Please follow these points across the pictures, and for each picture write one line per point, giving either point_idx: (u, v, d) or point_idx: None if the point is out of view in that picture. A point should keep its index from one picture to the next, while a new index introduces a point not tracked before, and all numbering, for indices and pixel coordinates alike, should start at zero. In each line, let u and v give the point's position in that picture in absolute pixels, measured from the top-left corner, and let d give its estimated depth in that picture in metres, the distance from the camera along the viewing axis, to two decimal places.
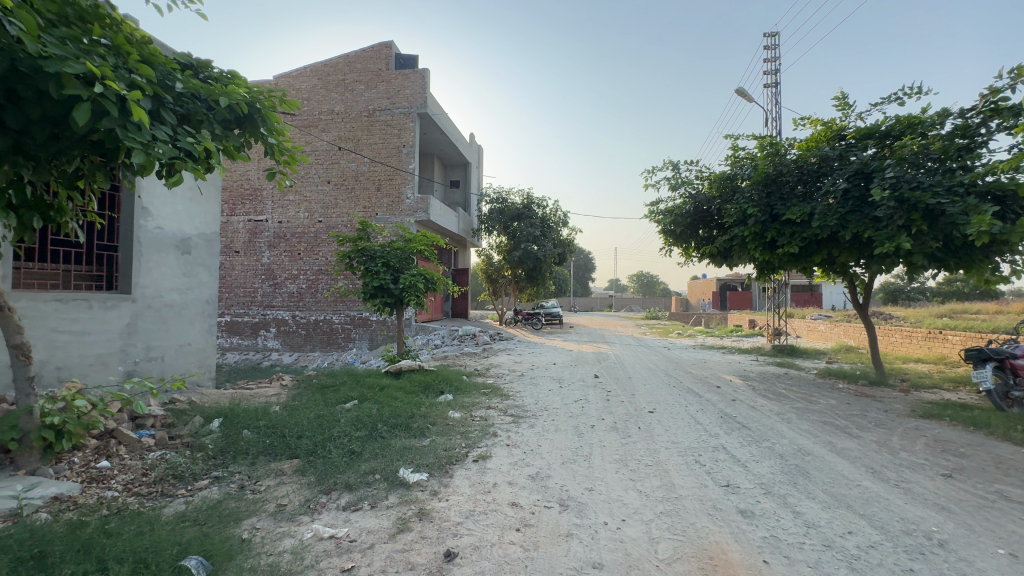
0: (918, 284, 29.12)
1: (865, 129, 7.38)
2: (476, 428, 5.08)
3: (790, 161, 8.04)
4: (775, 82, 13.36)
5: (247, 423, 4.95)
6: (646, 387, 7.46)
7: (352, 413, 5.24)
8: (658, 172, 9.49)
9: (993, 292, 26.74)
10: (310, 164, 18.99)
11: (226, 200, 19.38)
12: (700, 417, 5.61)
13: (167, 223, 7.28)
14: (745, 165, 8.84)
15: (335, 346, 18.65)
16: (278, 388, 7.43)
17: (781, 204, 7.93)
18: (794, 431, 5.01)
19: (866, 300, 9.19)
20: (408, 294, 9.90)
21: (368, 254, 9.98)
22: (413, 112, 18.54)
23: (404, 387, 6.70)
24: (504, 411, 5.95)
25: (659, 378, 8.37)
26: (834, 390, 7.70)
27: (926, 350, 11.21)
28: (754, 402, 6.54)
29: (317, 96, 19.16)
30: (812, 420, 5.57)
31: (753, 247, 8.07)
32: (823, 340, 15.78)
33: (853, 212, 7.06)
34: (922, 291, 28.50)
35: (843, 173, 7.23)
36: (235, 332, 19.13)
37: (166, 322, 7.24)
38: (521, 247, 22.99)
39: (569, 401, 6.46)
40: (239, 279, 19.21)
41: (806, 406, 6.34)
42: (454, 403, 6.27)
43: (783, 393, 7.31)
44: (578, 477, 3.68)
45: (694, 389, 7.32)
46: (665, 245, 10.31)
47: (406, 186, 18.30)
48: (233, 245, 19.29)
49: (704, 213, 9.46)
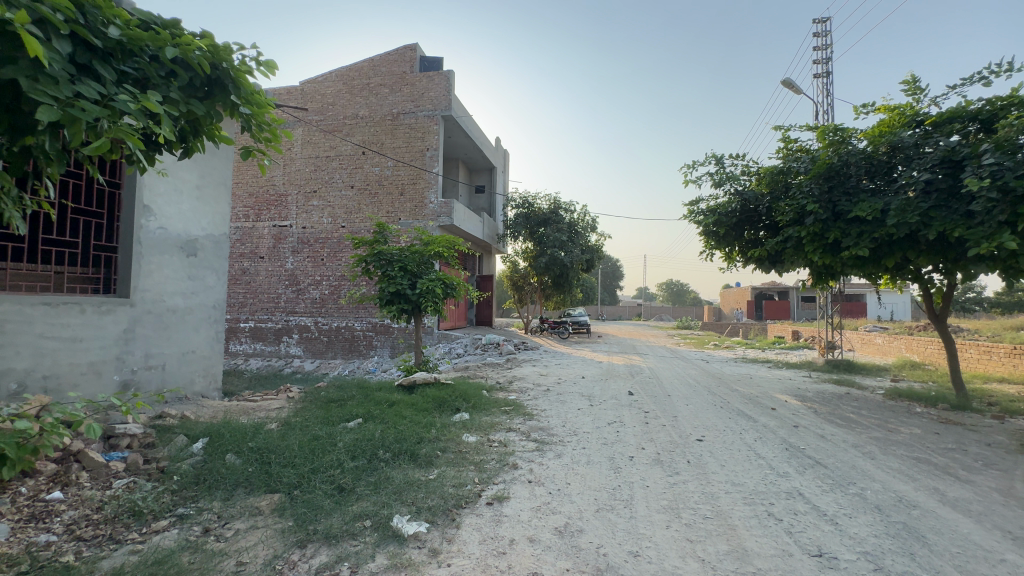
0: (975, 294, 26.94)
1: (947, 112, 6.37)
2: (493, 458, 4.33)
3: (855, 151, 7.06)
4: (826, 72, 12.25)
5: (231, 445, 4.34)
6: (689, 408, 6.57)
7: (353, 436, 4.59)
8: (699, 167, 8.60)
9: None
10: (334, 169, 18.81)
11: (252, 206, 19.41)
12: (760, 448, 4.71)
13: (172, 223, 6.89)
14: (801, 158, 7.87)
15: (357, 354, 18.29)
16: (283, 401, 6.87)
17: (845, 199, 6.94)
18: (886, 473, 4.04)
19: (943, 311, 8.03)
20: (426, 300, 9.24)
21: (385, 258, 9.41)
22: (437, 115, 18.14)
23: (415, 404, 6.02)
24: (527, 435, 5.18)
25: (703, 397, 7.41)
26: (913, 416, 6.60)
27: (1010, 369, 9.88)
28: (823, 429, 5.57)
29: (342, 101, 19.06)
30: (900, 455, 4.60)
31: (811, 249, 7.11)
32: (882, 355, 14.44)
33: (939, 207, 6.04)
34: (980, 301, 26.35)
35: (923, 163, 6.21)
36: (259, 338, 19.04)
37: (168, 329, 6.83)
38: (547, 253, 22.21)
39: (602, 424, 5.63)
40: (264, 284, 19.14)
41: (886, 436, 5.33)
42: (470, 423, 5.56)
43: (853, 418, 6.27)
44: (619, 534, 2.89)
45: (745, 412, 6.37)
46: (706, 248, 9.38)
47: (429, 190, 17.85)
48: (258, 250, 19.26)
49: (751, 213, 8.52)
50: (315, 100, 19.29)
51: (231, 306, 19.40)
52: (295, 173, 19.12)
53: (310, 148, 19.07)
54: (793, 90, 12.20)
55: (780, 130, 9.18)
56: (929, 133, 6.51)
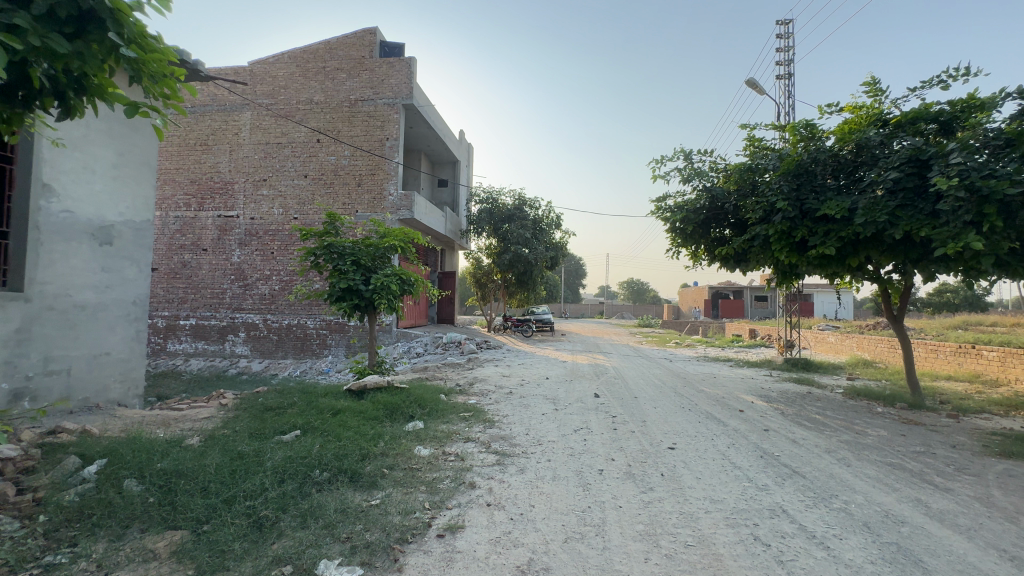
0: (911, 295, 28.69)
1: (913, 112, 6.34)
2: (447, 475, 3.83)
3: (822, 150, 6.99)
4: (788, 74, 12.39)
5: (134, 466, 3.65)
6: (657, 411, 6.29)
7: (285, 452, 3.98)
8: (667, 162, 8.36)
9: (982, 302, 26.50)
10: (286, 157, 17.68)
11: (194, 194, 18.02)
12: (734, 456, 4.43)
13: (81, 206, 5.98)
14: (770, 156, 7.77)
15: (309, 353, 17.29)
16: (214, 409, 6.10)
17: (813, 197, 6.86)
18: (866, 483, 3.83)
19: (900, 311, 8.13)
20: (380, 297, 8.59)
21: (336, 251, 8.70)
22: (397, 103, 17.32)
23: (364, 412, 5.44)
24: (487, 445, 4.72)
25: (670, 399, 7.16)
26: (876, 417, 6.57)
27: (955, 367, 10.25)
28: (793, 432, 5.39)
29: (295, 84, 17.92)
30: (874, 461, 4.44)
31: (779, 248, 6.98)
32: (835, 353, 14.88)
33: (904, 207, 6.01)
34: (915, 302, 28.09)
35: (888, 162, 6.17)
36: (201, 336, 17.68)
37: (74, 327, 5.92)
38: (511, 249, 21.79)
39: (568, 432, 5.23)
40: (207, 278, 17.80)
41: (856, 439, 5.20)
42: (425, 432, 5.04)
43: (820, 420, 6.15)
44: (591, 571, 2.47)
45: (714, 415, 6.13)
46: (672, 246, 9.21)
47: (388, 181, 17.05)
48: (200, 242, 17.87)
49: (718, 210, 8.38)
50: (265, 83, 18.07)
51: (170, 302, 17.92)
52: (243, 160, 17.88)
53: (259, 134, 17.88)
54: (756, 89, 12.23)
55: (746, 127, 9.10)
56: (892, 133, 6.49)
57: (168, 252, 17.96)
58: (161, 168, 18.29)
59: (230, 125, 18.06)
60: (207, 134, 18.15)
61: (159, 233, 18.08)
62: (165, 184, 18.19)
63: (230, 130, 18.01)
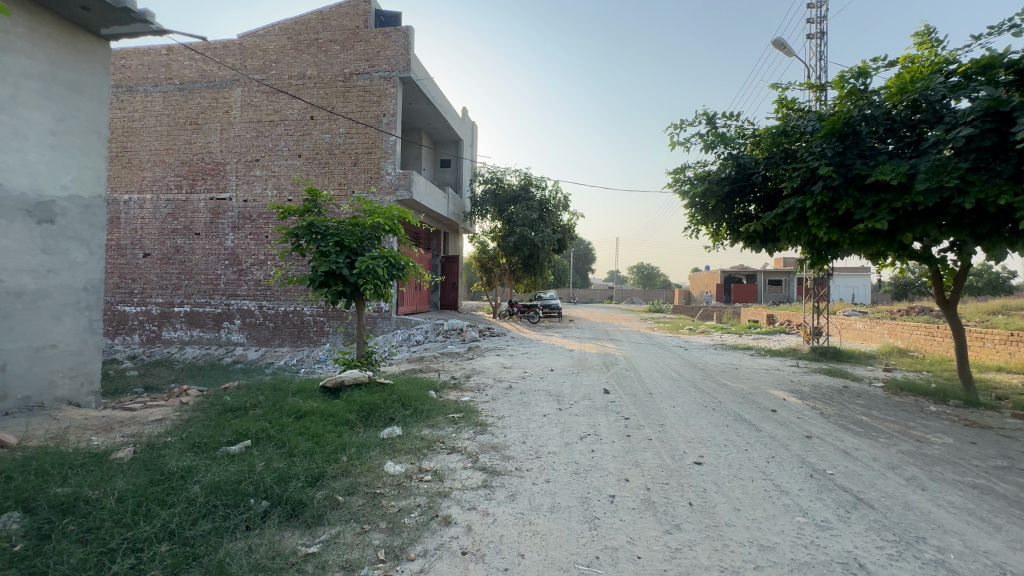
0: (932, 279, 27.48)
1: (987, 57, 5.30)
2: (417, 506, 3.02)
3: (873, 106, 5.96)
4: (821, 33, 11.14)
5: (23, 489, 2.90)
6: (677, 411, 5.46)
7: (221, 474, 3.21)
8: (687, 128, 7.36)
9: (1006, 285, 25.51)
10: (279, 135, 16.83)
11: (185, 175, 17.31)
12: (779, 477, 3.57)
13: (12, 179, 5.21)
14: (808, 117, 6.76)
15: (307, 341, 16.69)
16: (169, 410, 5.36)
17: (861, 162, 5.87)
18: (955, 519, 2.95)
19: (955, 295, 7.14)
20: (366, 282, 7.75)
21: (318, 232, 7.90)
22: (394, 76, 16.30)
23: (336, 415, 4.67)
24: (475, 458, 3.92)
25: (690, 396, 6.30)
26: (932, 418, 5.66)
27: (1005, 357, 9.27)
28: (843, 441, 4.49)
29: (287, 58, 16.96)
30: (955, 482, 3.56)
31: (817, 222, 6.04)
32: (862, 340, 13.92)
33: (976, 171, 5.04)
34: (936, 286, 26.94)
35: (958, 118, 5.17)
36: (196, 323, 17.14)
37: (10, 318, 5.20)
38: (517, 232, 20.83)
39: (572, 440, 4.41)
40: (201, 264, 17.17)
41: (918, 450, 4.32)
42: (402, 440, 4.26)
43: (868, 422, 5.28)
44: None
45: (743, 416, 5.29)
46: (691, 224, 8.29)
47: (386, 160, 16.14)
48: (193, 226, 17.20)
49: (745, 182, 7.40)
50: (255, 57, 17.11)
51: (164, 288, 17.37)
52: (234, 139, 17.08)
53: (251, 112, 17.02)
54: (784, 51, 11.06)
55: (777, 87, 8.06)
56: (960, 84, 5.47)
57: (161, 236, 17.35)
58: (152, 149, 17.57)
59: (220, 103, 17.20)
60: (197, 112, 17.34)
61: (151, 217, 17.42)
62: (156, 165, 17.49)
63: (221, 108, 17.17)
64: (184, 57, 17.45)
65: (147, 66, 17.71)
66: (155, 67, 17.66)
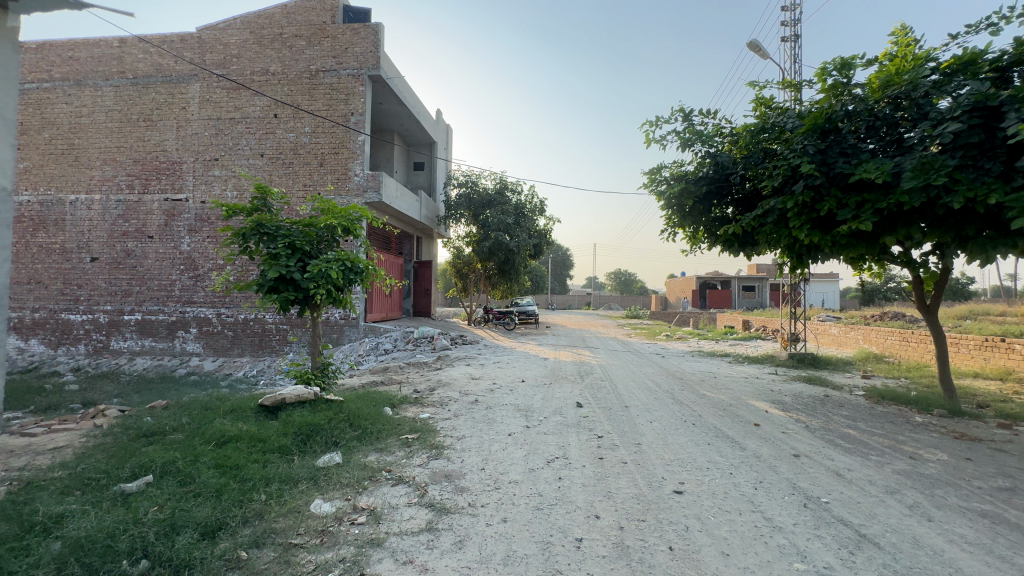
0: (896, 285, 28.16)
1: (971, 51, 5.06)
2: (338, 561, 2.44)
3: (856, 102, 5.68)
4: (795, 36, 11.01)
5: None
6: (654, 428, 5.01)
7: (94, 525, 2.56)
8: (663, 124, 6.99)
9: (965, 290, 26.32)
10: (239, 134, 15.97)
11: (138, 174, 16.28)
12: (770, 508, 3.12)
13: None
14: (787, 114, 6.48)
15: (268, 350, 15.76)
16: (75, 436, 4.62)
17: (843, 160, 5.58)
18: (973, 560, 2.55)
19: (935, 300, 6.94)
20: (319, 288, 7.09)
21: (267, 233, 7.24)
22: (362, 74, 15.66)
23: (268, 439, 4.05)
24: (422, 492, 3.35)
25: (668, 409, 5.87)
26: (920, 430, 5.35)
27: (981, 363, 9.22)
28: (834, 461, 4.10)
29: (249, 53, 16.15)
30: (961, 510, 3.18)
31: (798, 224, 5.71)
32: (838, 346, 13.91)
33: (964, 169, 4.77)
34: (900, 291, 27.61)
35: (943, 113, 4.90)
36: (147, 332, 16.05)
37: None
38: (492, 236, 20.35)
39: (538, 465, 3.89)
40: (154, 269, 16.11)
41: (916, 470, 3.96)
42: (340, 470, 3.67)
43: (856, 437, 4.94)
44: None
45: (725, 432, 4.88)
46: (668, 227, 7.94)
47: (353, 160, 15.46)
48: (145, 229, 16.13)
49: (723, 182, 7.07)
50: (216, 51, 16.22)
51: (113, 295, 16.24)
52: (191, 137, 16.14)
53: (209, 109, 16.12)
54: (759, 54, 10.92)
55: (754, 85, 7.81)
56: (943, 79, 5.21)
57: (110, 240, 16.24)
58: (101, 147, 16.47)
59: (177, 98, 16.26)
60: (151, 108, 16.34)
61: (99, 219, 16.29)
62: (106, 164, 16.39)
63: (177, 104, 16.23)
64: (138, 50, 16.45)
65: (97, 59, 16.63)
66: (106, 59, 16.60)
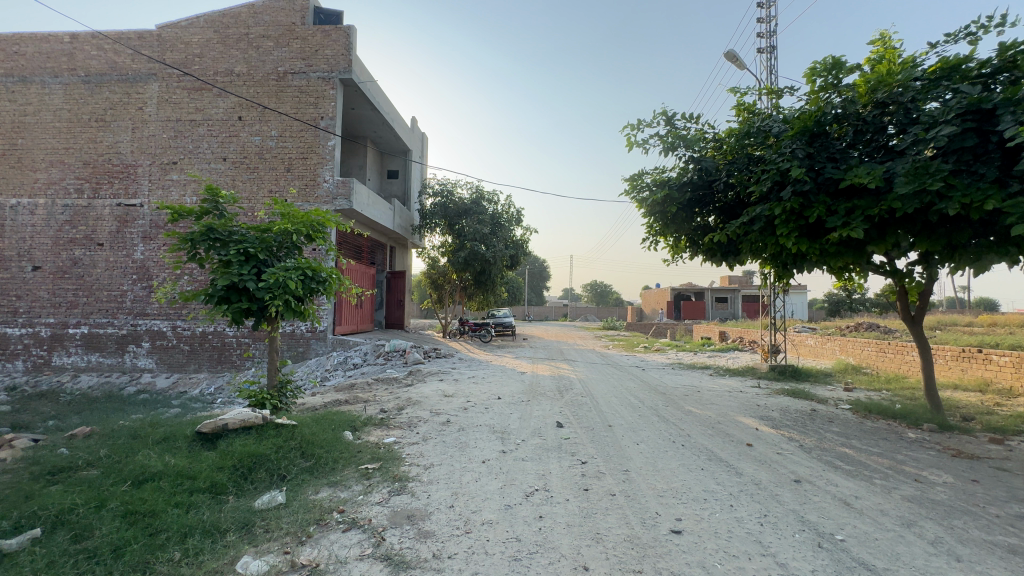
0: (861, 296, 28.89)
1: (960, 56, 4.92)
2: None
3: (844, 105, 5.50)
4: (772, 47, 11.04)
5: None
6: (641, 450, 4.59)
7: None
8: (645, 128, 6.73)
9: None
10: (200, 136, 15.14)
11: (88, 178, 15.22)
12: (783, 551, 2.71)
13: None
14: (772, 119, 6.30)
15: (227, 366, 14.78)
16: None
17: (832, 165, 5.38)
18: None
19: (919, 311, 6.80)
20: (275, 299, 6.45)
21: (218, 239, 6.59)
22: (333, 77, 15.10)
23: (199, 476, 3.44)
24: (379, 539, 2.82)
25: (654, 428, 5.48)
26: (916, 447, 5.08)
27: (958, 374, 9.20)
28: (838, 488, 3.75)
29: (213, 52, 15.39)
30: (988, 546, 2.84)
31: (786, 230, 5.45)
32: (815, 357, 13.91)
33: (957, 173, 4.59)
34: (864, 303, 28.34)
35: (935, 116, 4.73)
36: (94, 347, 14.87)
37: None
38: (467, 246, 19.88)
39: (516, 500, 3.41)
40: (103, 278, 14.99)
41: (926, 496, 3.63)
42: (281, 513, 3.10)
43: (855, 457, 4.61)
44: None
45: (719, 455, 4.50)
46: (649, 235, 7.65)
47: (322, 166, 14.82)
48: (95, 235, 15.04)
49: (706, 189, 6.82)
50: (177, 50, 15.39)
51: (56, 306, 15.02)
52: (148, 139, 15.22)
53: (168, 110, 15.25)
54: (736, 64, 10.90)
55: (735, 91, 7.65)
56: (932, 83, 5.06)
57: (55, 247, 15.06)
58: (48, 148, 15.36)
59: (133, 98, 15.34)
60: (104, 108, 15.36)
61: (43, 225, 15.10)
62: (52, 166, 15.28)
63: (133, 104, 15.31)
64: (91, 46, 15.48)
65: (45, 55, 15.58)
66: (55, 55, 15.56)
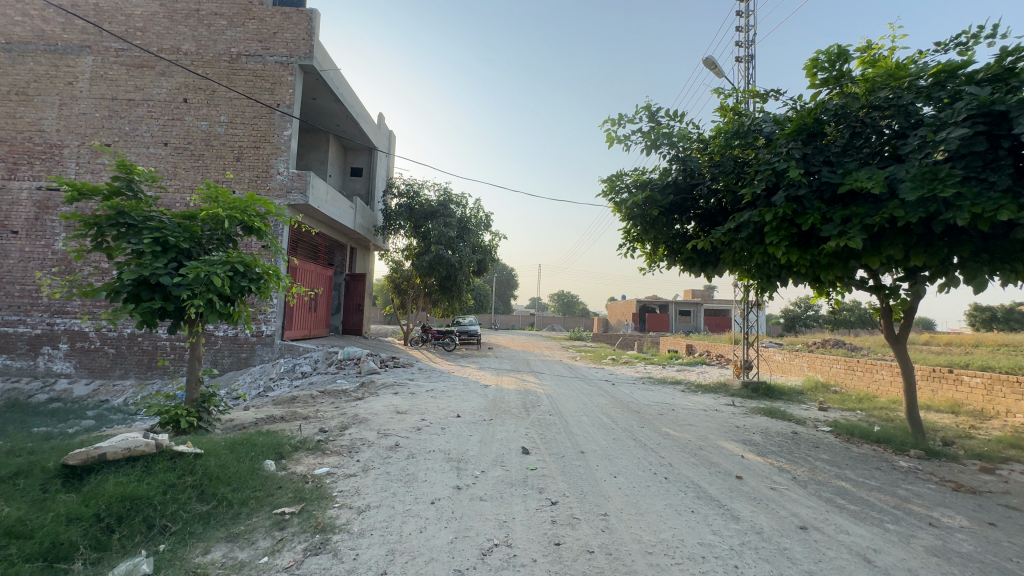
0: (817, 312, 29.61)
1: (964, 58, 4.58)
2: None
3: (840, 106, 5.09)
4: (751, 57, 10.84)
5: None
6: (620, 485, 3.93)
7: None
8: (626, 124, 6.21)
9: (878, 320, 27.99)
10: (139, 117, 13.73)
11: (4, 157, 13.52)
12: None
13: None
14: (762, 119, 5.86)
15: (158, 372, 13.27)
16: None
17: (828, 169, 4.96)
18: None
19: (903, 330, 6.49)
20: (194, 299, 5.46)
21: (129, 225, 5.56)
22: (292, 63, 14.04)
23: (38, 536, 2.53)
24: None
25: (632, 456, 4.83)
26: (913, 480, 4.64)
27: (928, 395, 9.07)
28: (851, 537, 3.17)
29: (158, 28, 14.05)
30: None
31: (778, 237, 4.96)
32: (783, 373, 13.79)
33: (965, 181, 4.20)
34: (819, 318, 29.05)
35: (942, 118, 4.36)
36: (1, 349, 13.10)
37: None
38: (432, 250, 18.99)
39: (471, 561, 2.66)
40: (15, 270, 13.24)
41: (952, 547, 3.11)
42: None
43: (858, 494, 4.09)
44: None
45: (709, 493, 3.88)
46: (626, 241, 7.10)
47: (276, 157, 13.69)
48: (9, 222, 13.31)
49: (688, 193, 6.32)
50: (115, 21, 13.91)
51: None
52: (78, 118, 13.69)
53: (103, 87, 13.79)
54: (715, 72, 10.63)
55: (718, 91, 7.24)
56: (935, 86, 4.70)
57: None
58: None
59: (63, 72, 13.79)
60: (27, 80, 13.72)
61: None
62: None
63: (62, 79, 13.75)
64: (15, 11, 13.84)
65: None
66: None
